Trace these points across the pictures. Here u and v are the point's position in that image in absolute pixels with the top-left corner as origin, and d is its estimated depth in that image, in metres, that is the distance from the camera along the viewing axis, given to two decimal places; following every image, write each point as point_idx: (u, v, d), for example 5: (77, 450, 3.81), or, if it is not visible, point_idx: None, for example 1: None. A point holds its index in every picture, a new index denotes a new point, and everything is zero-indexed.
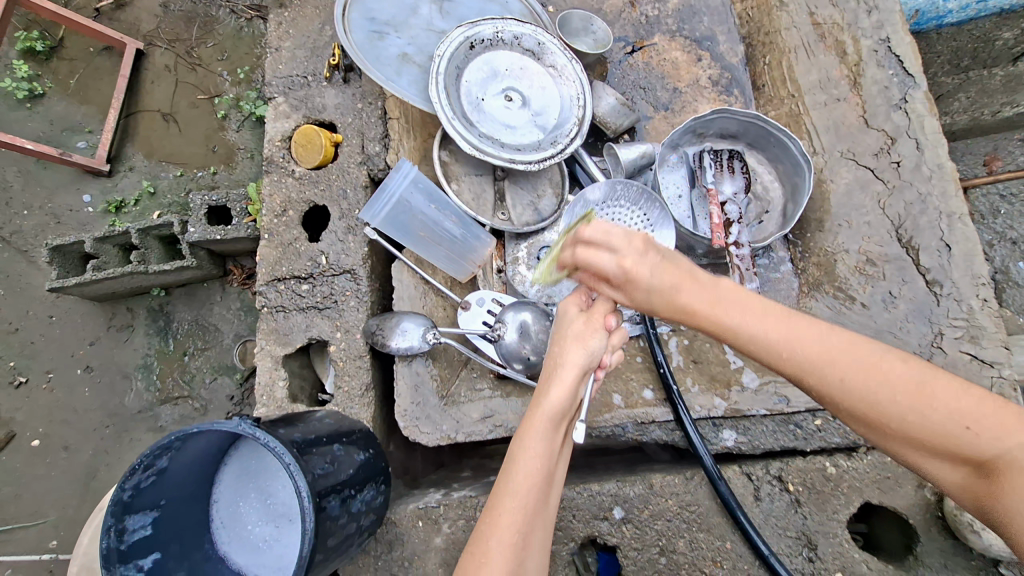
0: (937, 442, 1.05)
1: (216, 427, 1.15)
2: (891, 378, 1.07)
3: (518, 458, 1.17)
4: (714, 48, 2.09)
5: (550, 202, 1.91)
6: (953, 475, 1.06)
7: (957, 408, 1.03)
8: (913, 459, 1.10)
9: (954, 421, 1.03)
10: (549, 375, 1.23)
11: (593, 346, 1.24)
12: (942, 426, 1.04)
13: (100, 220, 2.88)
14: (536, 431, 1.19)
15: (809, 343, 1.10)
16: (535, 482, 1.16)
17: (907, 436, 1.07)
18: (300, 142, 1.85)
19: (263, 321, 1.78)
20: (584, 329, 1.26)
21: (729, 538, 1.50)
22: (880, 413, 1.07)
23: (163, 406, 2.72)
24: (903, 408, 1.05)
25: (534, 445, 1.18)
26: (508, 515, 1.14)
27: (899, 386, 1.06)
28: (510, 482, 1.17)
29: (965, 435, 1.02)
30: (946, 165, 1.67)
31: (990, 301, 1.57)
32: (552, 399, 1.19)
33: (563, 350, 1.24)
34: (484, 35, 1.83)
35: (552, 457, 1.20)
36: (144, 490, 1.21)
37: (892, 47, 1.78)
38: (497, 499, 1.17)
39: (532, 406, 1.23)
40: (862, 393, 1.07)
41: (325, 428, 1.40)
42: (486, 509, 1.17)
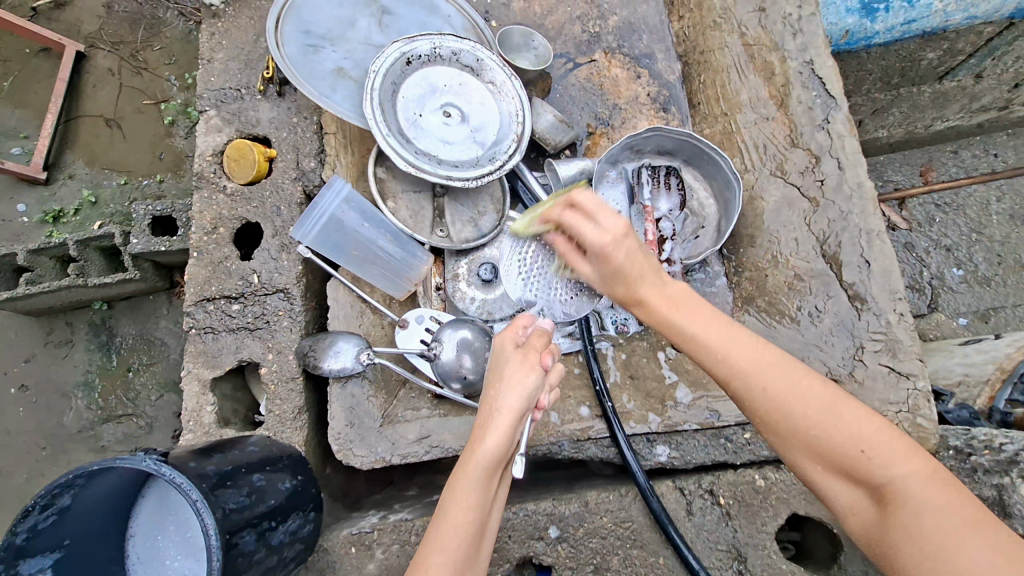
0: (835, 460, 1.09)
1: (120, 462, 1.09)
2: (812, 399, 1.11)
3: (450, 510, 1.15)
4: (653, 65, 2.13)
5: (490, 219, 1.91)
6: (844, 492, 1.11)
7: (858, 433, 1.08)
8: (815, 477, 1.13)
9: (862, 444, 1.07)
10: (486, 421, 1.18)
11: (531, 385, 1.19)
12: (846, 447, 1.08)
13: (36, 230, 2.73)
14: (469, 480, 1.15)
15: (741, 354, 1.14)
16: (464, 534, 1.14)
17: (809, 450, 1.11)
18: (232, 157, 1.80)
19: (191, 343, 1.72)
20: (521, 363, 1.20)
21: (662, 553, 1.52)
22: (793, 427, 1.11)
23: (106, 425, 2.59)
24: (810, 430, 1.10)
25: (467, 497, 1.14)
26: (435, 571, 1.10)
27: (821, 406, 1.10)
28: (440, 537, 1.13)
29: (860, 459, 1.07)
30: (863, 185, 1.71)
31: (907, 315, 1.62)
32: (487, 448, 1.15)
33: (498, 396, 1.18)
34: (421, 51, 1.82)
35: (483, 508, 1.16)
36: (42, 531, 1.14)
37: (816, 68, 1.80)
38: (425, 554, 1.12)
39: (467, 456, 1.18)
40: (777, 404, 1.11)
41: (247, 458, 1.36)
42: (414, 563, 1.13)
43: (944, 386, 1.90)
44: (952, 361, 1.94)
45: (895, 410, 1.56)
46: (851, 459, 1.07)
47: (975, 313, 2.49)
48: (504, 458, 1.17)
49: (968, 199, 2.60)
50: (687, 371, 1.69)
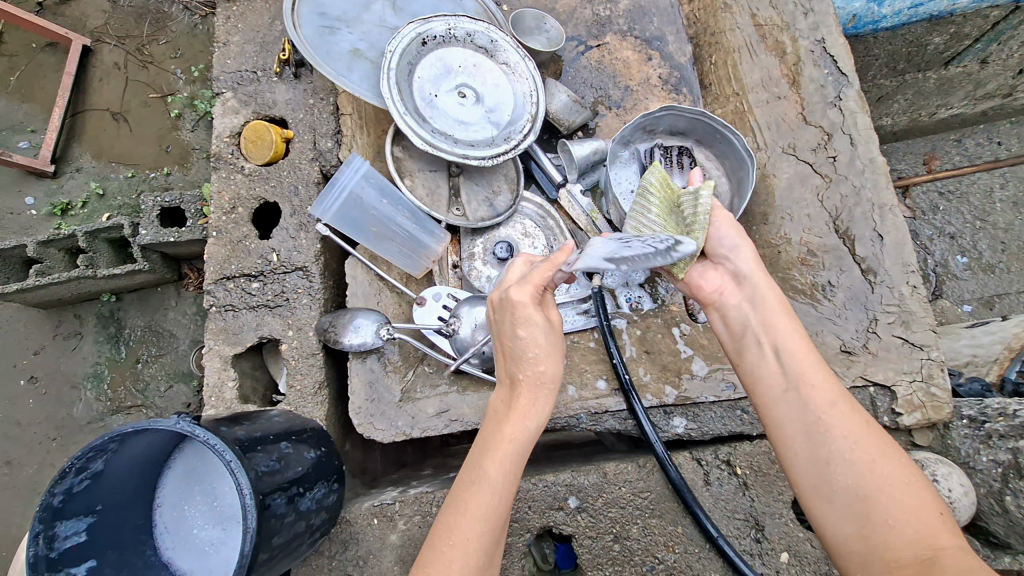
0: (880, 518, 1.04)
1: (154, 425, 1.11)
2: (884, 460, 1.07)
3: (491, 479, 1.15)
4: (663, 48, 2.15)
5: (505, 198, 1.93)
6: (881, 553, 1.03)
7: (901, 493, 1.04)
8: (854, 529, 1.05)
9: (934, 516, 1.01)
10: (528, 388, 1.21)
11: (561, 346, 1.24)
12: (915, 515, 1.01)
13: (44, 224, 2.75)
14: (507, 454, 1.17)
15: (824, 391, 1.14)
16: (505, 503, 1.16)
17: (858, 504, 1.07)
18: (249, 138, 1.82)
19: (212, 321, 1.74)
20: (559, 337, 1.24)
21: (681, 523, 1.54)
22: (863, 480, 1.06)
23: (115, 417, 2.61)
24: (869, 485, 1.05)
25: (510, 467, 1.16)
26: (476, 537, 1.12)
27: (890, 462, 1.07)
28: (478, 506, 1.14)
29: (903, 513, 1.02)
30: (876, 160, 1.76)
31: (919, 287, 1.66)
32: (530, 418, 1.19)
33: (534, 367, 1.21)
34: (435, 31, 1.83)
35: (519, 479, 1.19)
36: (77, 494, 1.16)
37: (827, 46, 1.85)
38: (460, 522, 1.13)
39: (506, 429, 1.19)
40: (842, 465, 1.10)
41: (273, 427, 1.38)
42: (449, 530, 1.13)
43: (953, 365, 1.92)
44: (960, 341, 1.96)
45: (909, 380, 1.59)
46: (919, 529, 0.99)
47: (980, 301, 2.50)
48: (539, 434, 1.21)
49: (971, 186, 2.62)
50: (702, 346, 1.73)
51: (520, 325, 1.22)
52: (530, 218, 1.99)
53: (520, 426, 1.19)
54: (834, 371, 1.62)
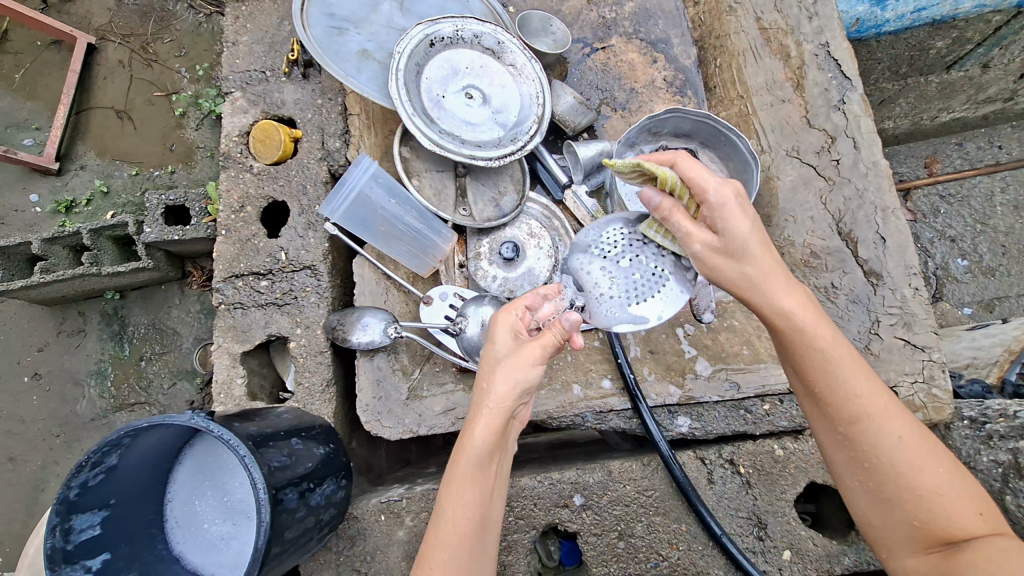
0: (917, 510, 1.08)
1: (168, 420, 1.13)
2: (914, 448, 1.09)
3: (449, 507, 1.20)
4: (669, 50, 2.17)
5: (511, 199, 1.94)
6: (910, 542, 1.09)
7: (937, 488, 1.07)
8: (894, 520, 1.11)
9: (968, 507, 1.06)
10: (477, 412, 1.23)
11: (524, 371, 1.20)
12: (948, 505, 1.06)
13: (49, 221, 2.77)
14: (463, 479, 1.20)
15: (837, 357, 1.13)
16: (463, 530, 1.19)
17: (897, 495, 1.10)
18: (258, 137, 1.83)
19: (221, 318, 1.76)
20: (515, 359, 1.20)
21: (685, 521, 1.56)
22: (896, 473, 1.09)
23: (118, 414, 2.62)
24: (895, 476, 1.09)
25: (461, 494, 1.19)
26: (439, 565, 1.16)
27: (920, 450, 1.10)
28: (441, 531, 1.20)
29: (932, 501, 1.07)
30: (879, 163, 1.78)
31: (921, 290, 1.68)
32: (479, 443, 1.20)
33: (488, 390, 1.21)
34: (444, 33, 1.84)
35: (480, 507, 1.21)
36: (92, 488, 1.18)
37: (831, 50, 1.88)
38: (429, 551, 1.19)
39: (460, 456, 1.22)
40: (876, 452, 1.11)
41: (283, 423, 1.40)
42: (420, 555, 1.20)
43: (953, 367, 1.94)
44: (960, 344, 1.98)
45: (910, 381, 1.61)
46: (948, 517, 1.06)
47: (980, 304, 2.52)
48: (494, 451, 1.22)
49: (972, 190, 2.64)
50: (707, 346, 1.73)
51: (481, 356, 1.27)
52: (536, 218, 1.99)
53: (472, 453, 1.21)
54: None
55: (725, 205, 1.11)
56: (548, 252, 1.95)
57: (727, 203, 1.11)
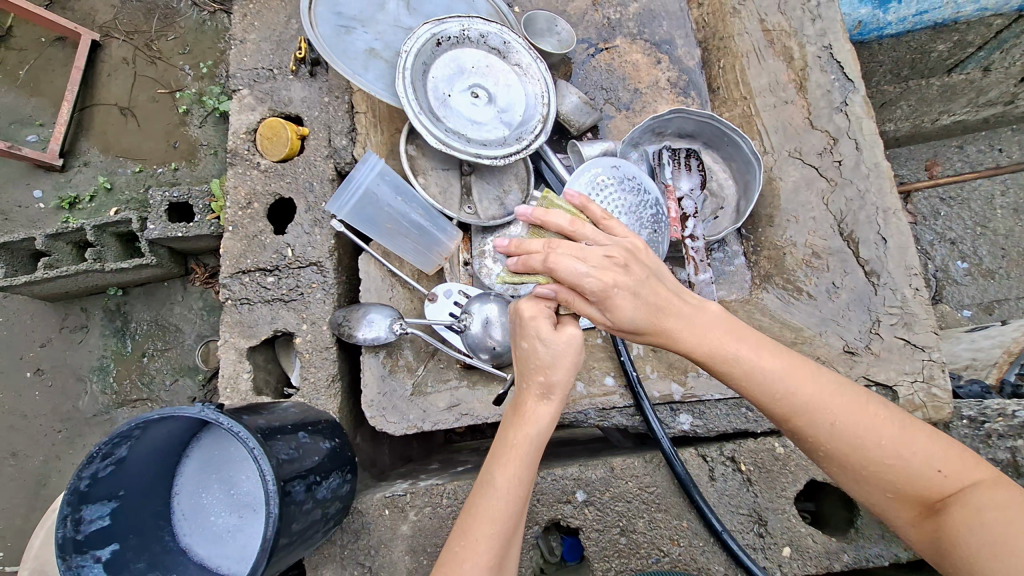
0: (911, 486, 1.10)
1: (178, 413, 1.14)
2: (854, 423, 1.13)
3: (499, 485, 1.19)
4: (672, 51, 2.19)
5: (516, 197, 1.96)
6: (901, 513, 1.12)
7: (925, 458, 1.09)
8: (873, 499, 1.15)
9: (927, 466, 1.09)
10: (531, 393, 1.22)
11: (579, 354, 1.18)
12: (918, 469, 1.09)
13: (53, 217, 2.78)
14: (520, 458, 1.19)
15: (733, 347, 1.18)
16: (512, 509, 1.18)
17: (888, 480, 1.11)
18: (265, 135, 1.85)
19: (227, 314, 1.77)
20: (575, 348, 1.16)
21: (686, 517, 1.57)
22: (857, 454, 1.12)
23: (121, 409, 2.64)
24: (875, 456, 1.11)
25: (519, 472, 1.19)
26: (484, 540, 1.15)
27: (868, 425, 1.12)
28: (488, 510, 1.18)
29: (937, 477, 1.08)
30: (881, 165, 1.80)
31: (921, 290, 1.70)
32: (540, 429, 1.20)
33: (554, 377, 1.18)
34: (450, 32, 1.86)
35: (528, 484, 1.21)
36: (102, 479, 1.20)
37: (834, 53, 1.89)
38: (473, 525, 1.17)
39: (514, 435, 1.21)
40: (850, 437, 1.12)
41: (290, 417, 1.41)
42: (462, 531, 1.18)
43: (952, 367, 1.96)
44: (959, 344, 2.00)
45: (910, 381, 1.63)
46: (925, 477, 1.09)
47: (979, 306, 2.54)
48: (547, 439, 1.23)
49: (973, 192, 2.65)
50: None
51: (520, 337, 1.20)
52: None
53: (526, 431, 1.20)
54: (837, 371, 1.66)
55: (605, 295, 1.10)
56: None
57: (603, 291, 1.09)
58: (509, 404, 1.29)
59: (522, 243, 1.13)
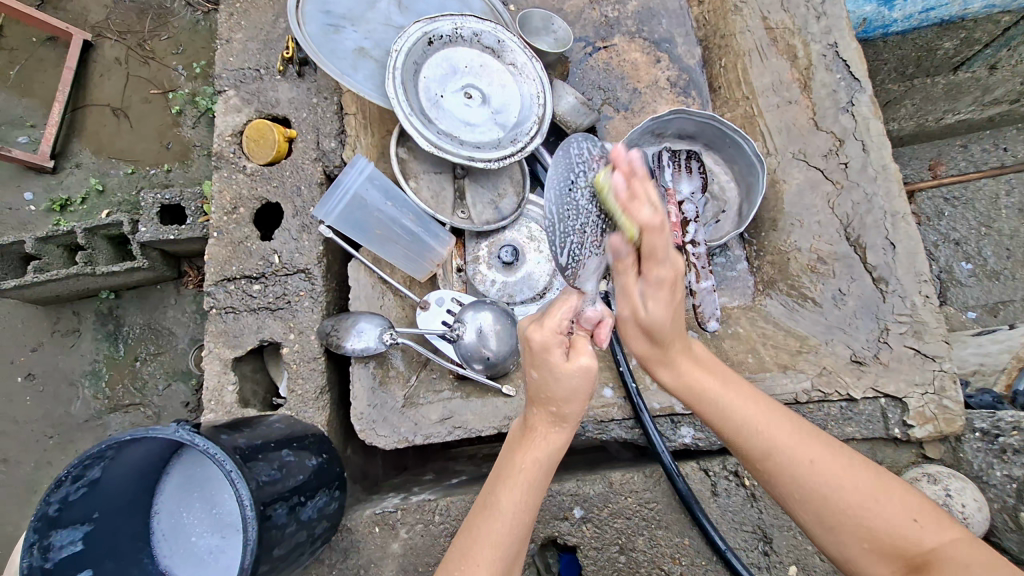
0: (886, 537, 1.01)
1: (151, 434, 1.08)
2: (832, 468, 1.07)
3: (504, 507, 1.13)
4: (672, 50, 2.13)
5: (511, 201, 1.90)
6: (876, 568, 1.02)
7: (907, 504, 1.03)
8: (845, 551, 1.05)
9: (903, 514, 1.02)
10: (541, 420, 1.15)
11: (592, 386, 1.08)
12: (890, 520, 1.02)
13: (43, 219, 2.72)
14: (528, 484, 1.14)
15: (716, 389, 1.20)
16: (515, 532, 1.13)
17: (861, 529, 1.03)
18: (252, 137, 1.79)
19: (212, 323, 1.71)
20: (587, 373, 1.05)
21: (687, 534, 1.51)
22: (829, 501, 1.05)
23: (113, 415, 2.58)
24: (852, 500, 1.04)
25: (527, 497, 1.13)
26: (486, 565, 1.10)
27: (843, 474, 1.06)
28: (492, 533, 1.12)
29: (913, 527, 1.01)
30: (889, 167, 1.73)
31: (931, 297, 1.63)
32: (551, 455, 1.15)
33: (565, 406, 1.10)
34: (442, 31, 1.80)
35: (536, 507, 1.16)
36: (73, 503, 1.14)
37: (840, 51, 1.82)
38: (474, 549, 1.12)
39: (522, 458, 1.15)
40: (821, 482, 1.06)
41: (275, 433, 1.35)
42: (462, 555, 1.12)
43: (960, 374, 1.89)
44: (967, 349, 1.94)
45: (921, 392, 1.56)
46: (896, 530, 1.01)
47: (984, 308, 2.48)
48: (555, 465, 1.17)
49: (978, 192, 2.59)
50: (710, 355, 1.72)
51: (530, 364, 1.10)
52: (536, 221, 1.96)
53: (535, 455, 1.15)
54: (845, 381, 1.60)
55: (663, 287, 1.03)
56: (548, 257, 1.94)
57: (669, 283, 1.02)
58: (518, 423, 1.23)
59: (633, 187, 0.95)
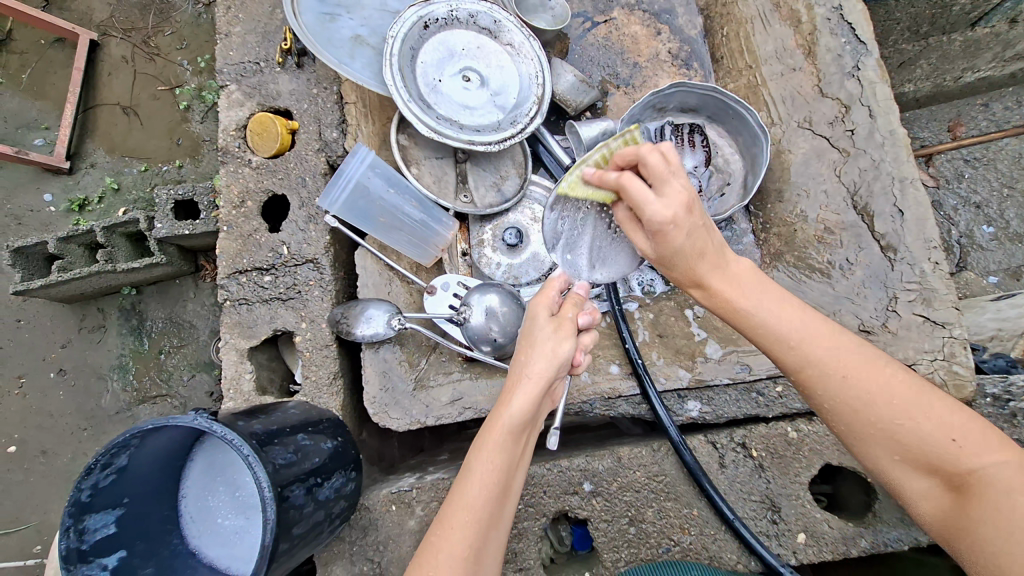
0: (922, 453, 1.07)
1: (172, 422, 1.13)
2: (927, 401, 1.08)
3: (475, 472, 1.18)
4: (673, 21, 2.09)
5: (514, 182, 1.91)
6: (914, 480, 1.10)
7: (946, 420, 1.07)
8: (876, 460, 1.13)
9: (940, 434, 1.06)
10: (515, 384, 1.21)
11: (561, 365, 1.21)
12: (926, 437, 1.07)
13: (63, 220, 2.80)
14: (495, 445, 1.18)
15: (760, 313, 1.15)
16: (488, 496, 1.17)
17: (892, 439, 1.09)
18: (255, 131, 1.81)
19: (227, 315, 1.76)
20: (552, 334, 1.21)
21: (696, 505, 1.54)
22: (859, 413, 1.11)
23: (142, 406, 2.68)
24: (870, 402, 1.10)
25: (495, 457, 1.17)
26: (462, 526, 1.14)
27: (873, 378, 1.10)
28: (466, 496, 1.17)
29: (952, 448, 1.05)
30: (897, 132, 1.68)
31: (942, 263, 1.60)
32: (514, 409, 1.18)
33: (529, 361, 1.20)
34: (438, 13, 1.79)
35: (508, 472, 1.19)
36: (104, 489, 1.20)
37: (845, 14, 1.76)
38: (451, 510, 1.17)
39: (493, 418, 1.21)
40: (852, 395, 1.11)
41: (291, 419, 1.40)
42: (439, 519, 1.18)
43: (976, 340, 1.87)
44: (984, 315, 1.91)
45: (930, 359, 1.55)
46: (935, 448, 1.06)
47: (1006, 272, 2.41)
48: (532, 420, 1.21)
49: (999, 153, 2.51)
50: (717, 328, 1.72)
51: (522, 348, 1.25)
52: (540, 202, 1.98)
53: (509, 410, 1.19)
54: None
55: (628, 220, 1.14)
56: None
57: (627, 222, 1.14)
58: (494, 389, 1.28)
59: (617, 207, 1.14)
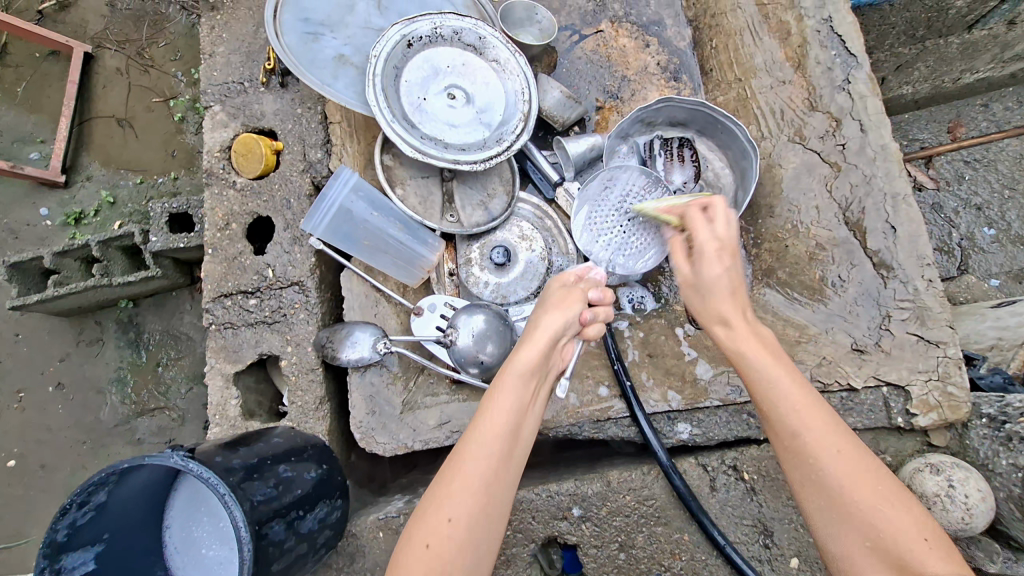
0: (891, 548, 0.98)
1: (147, 461, 1.11)
2: (905, 498, 1.02)
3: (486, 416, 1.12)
4: (662, 32, 2.07)
5: (501, 201, 1.89)
6: None
7: (915, 520, 1.00)
8: (846, 547, 1.02)
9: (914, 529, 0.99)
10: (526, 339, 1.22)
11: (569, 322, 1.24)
12: (897, 533, 0.98)
13: (59, 234, 2.79)
14: (508, 385, 1.15)
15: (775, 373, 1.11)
16: (497, 446, 1.09)
17: (864, 521, 1.00)
18: (239, 152, 1.79)
19: (213, 339, 1.75)
20: (562, 302, 1.27)
21: (687, 530, 1.52)
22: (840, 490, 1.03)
23: (140, 419, 2.67)
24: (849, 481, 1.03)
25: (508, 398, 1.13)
26: (468, 476, 1.06)
27: (859, 460, 1.05)
28: (475, 446, 1.10)
29: (918, 547, 0.97)
30: (888, 146, 1.65)
31: (935, 280, 1.58)
32: (525, 352, 1.18)
33: (541, 319, 1.24)
34: (421, 32, 1.76)
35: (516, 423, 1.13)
36: (82, 527, 1.19)
37: (835, 26, 1.72)
38: (459, 459, 1.09)
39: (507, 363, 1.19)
40: (841, 474, 1.03)
41: (273, 449, 1.38)
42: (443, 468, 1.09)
43: (975, 350, 1.83)
44: (984, 323, 1.86)
45: (924, 379, 1.53)
46: (902, 545, 0.97)
47: (1008, 274, 2.36)
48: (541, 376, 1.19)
49: (999, 155, 2.46)
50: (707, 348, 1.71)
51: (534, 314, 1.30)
52: (528, 219, 1.96)
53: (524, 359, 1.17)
54: (844, 371, 1.57)
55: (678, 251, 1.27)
56: (541, 255, 1.93)
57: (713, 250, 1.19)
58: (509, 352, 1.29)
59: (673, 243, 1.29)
